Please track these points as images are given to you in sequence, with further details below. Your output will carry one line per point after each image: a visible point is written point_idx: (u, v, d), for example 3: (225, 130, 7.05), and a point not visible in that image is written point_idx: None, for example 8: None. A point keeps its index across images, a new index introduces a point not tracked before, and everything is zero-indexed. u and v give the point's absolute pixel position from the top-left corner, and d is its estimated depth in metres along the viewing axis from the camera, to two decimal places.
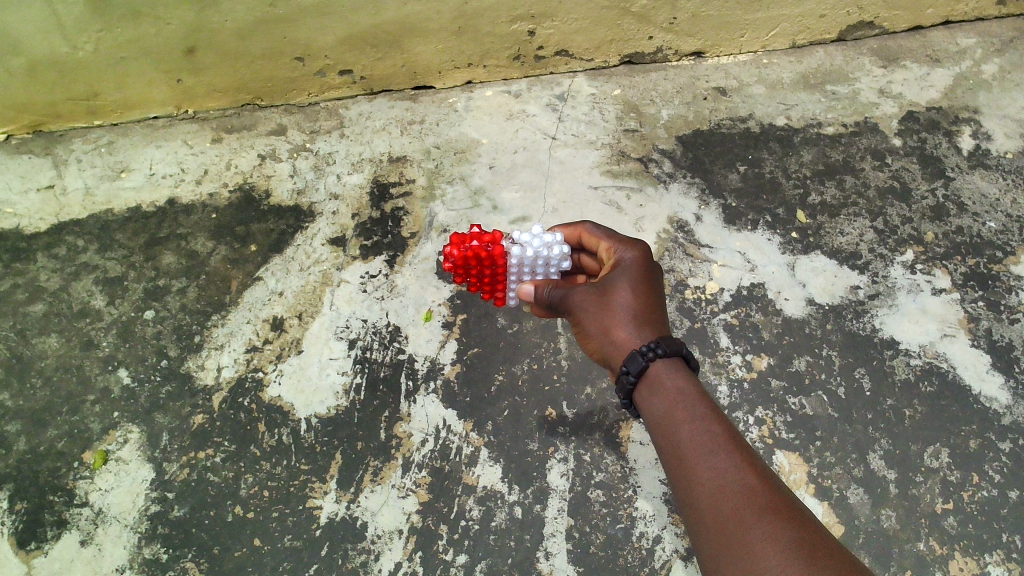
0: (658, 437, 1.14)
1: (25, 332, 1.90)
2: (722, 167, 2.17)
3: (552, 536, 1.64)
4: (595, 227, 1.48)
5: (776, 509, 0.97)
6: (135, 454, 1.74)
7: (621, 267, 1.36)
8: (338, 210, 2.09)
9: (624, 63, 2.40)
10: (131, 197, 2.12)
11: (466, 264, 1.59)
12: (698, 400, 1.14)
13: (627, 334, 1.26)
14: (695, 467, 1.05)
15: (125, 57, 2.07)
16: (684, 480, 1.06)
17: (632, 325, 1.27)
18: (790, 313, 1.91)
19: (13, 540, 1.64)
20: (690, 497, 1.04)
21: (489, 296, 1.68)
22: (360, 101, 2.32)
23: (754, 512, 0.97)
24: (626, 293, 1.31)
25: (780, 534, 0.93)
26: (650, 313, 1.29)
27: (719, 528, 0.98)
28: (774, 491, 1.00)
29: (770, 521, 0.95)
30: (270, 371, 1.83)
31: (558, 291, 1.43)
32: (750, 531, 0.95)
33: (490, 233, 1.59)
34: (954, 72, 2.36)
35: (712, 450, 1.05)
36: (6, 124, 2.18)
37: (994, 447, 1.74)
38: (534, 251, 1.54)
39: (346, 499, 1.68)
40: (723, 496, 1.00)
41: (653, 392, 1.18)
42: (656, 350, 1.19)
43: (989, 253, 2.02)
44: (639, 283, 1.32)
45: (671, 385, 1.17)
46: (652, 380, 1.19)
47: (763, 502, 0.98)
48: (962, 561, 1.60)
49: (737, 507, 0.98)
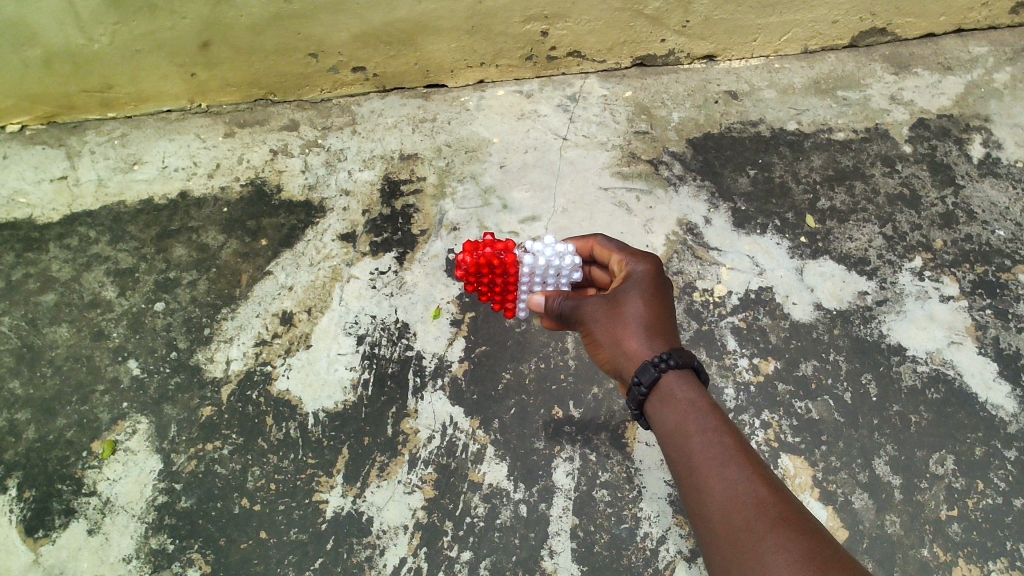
0: (669, 449, 1.16)
1: (36, 322, 1.91)
2: (732, 170, 2.17)
3: (556, 535, 1.65)
4: (607, 240, 1.50)
5: (788, 520, 0.98)
6: (143, 445, 1.75)
7: (632, 279, 1.37)
8: (348, 206, 2.10)
9: (636, 66, 2.40)
10: (143, 189, 2.13)
11: (477, 272, 1.58)
12: (709, 412, 1.15)
13: (638, 345, 1.28)
14: (706, 478, 1.06)
15: (140, 50, 2.08)
16: (695, 492, 1.07)
17: (643, 336, 1.28)
18: (798, 317, 1.91)
19: (22, 527, 1.65)
20: (701, 508, 1.05)
21: (500, 306, 1.71)
22: (372, 98, 2.33)
23: (766, 524, 0.97)
24: (637, 305, 1.32)
25: (791, 545, 0.94)
26: (661, 324, 1.31)
27: (731, 539, 0.99)
28: (784, 503, 1.01)
29: (781, 532, 0.95)
30: (279, 365, 1.85)
31: (569, 302, 1.43)
32: (761, 542, 0.96)
33: (502, 241, 1.60)
34: (966, 81, 2.37)
35: (722, 462, 1.07)
36: (20, 114, 2.20)
37: (1000, 455, 1.75)
38: (545, 260, 1.54)
39: (352, 494, 1.69)
40: (734, 508, 1.01)
41: (664, 403, 1.20)
42: (668, 361, 1.21)
43: (998, 261, 2.02)
44: (650, 295, 1.34)
45: (682, 397, 1.18)
46: (663, 391, 1.21)
47: (774, 512, 0.99)
48: (965, 568, 1.61)
49: (748, 518, 0.99)
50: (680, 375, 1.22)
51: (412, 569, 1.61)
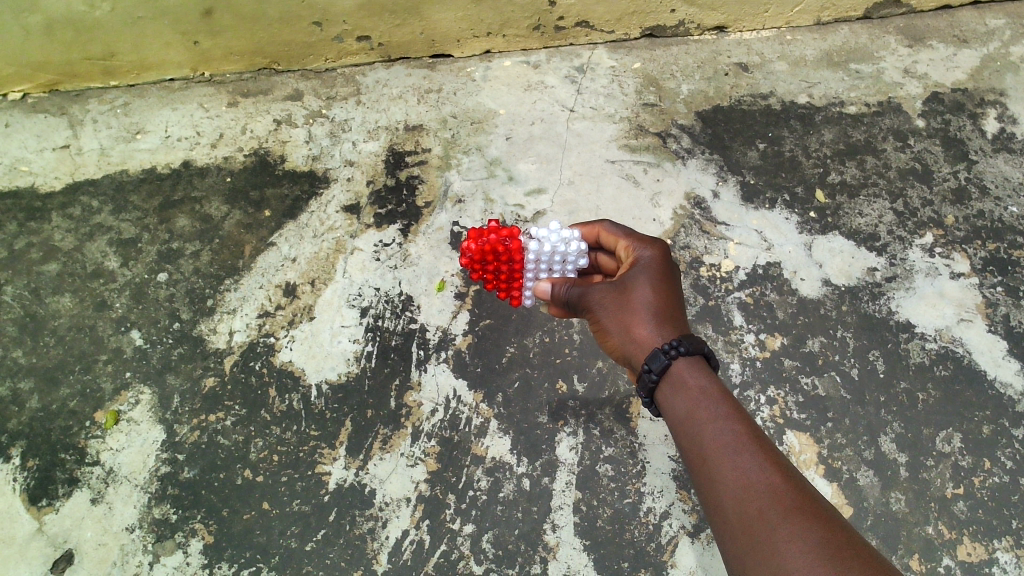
0: (680, 438, 1.14)
1: (39, 291, 1.90)
2: (742, 144, 2.14)
3: (559, 509, 1.64)
4: (613, 227, 1.48)
5: (802, 508, 0.96)
6: (146, 416, 1.74)
7: (639, 266, 1.35)
8: (352, 177, 2.08)
9: (645, 37, 2.37)
10: (146, 158, 2.12)
11: (483, 259, 1.57)
12: (722, 400, 1.13)
13: (647, 332, 1.26)
14: (718, 466, 1.05)
15: (143, 16, 2.05)
16: (708, 481, 1.05)
17: (653, 323, 1.26)
18: (805, 293, 1.89)
19: (25, 496, 1.65)
20: (713, 497, 1.04)
21: (506, 294, 1.67)
22: (377, 68, 2.30)
23: (779, 512, 0.96)
24: (645, 291, 1.31)
25: (805, 533, 0.92)
26: (671, 311, 1.29)
27: (745, 528, 0.97)
28: (798, 490, 0.99)
29: (793, 519, 0.94)
30: (282, 337, 1.84)
31: (576, 289, 1.42)
32: (773, 530, 0.94)
33: (507, 227, 1.55)
34: (981, 54, 2.33)
35: (735, 449, 1.05)
36: (22, 82, 2.17)
37: (1007, 433, 1.73)
38: (551, 245, 1.52)
39: (355, 466, 1.68)
40: (748, 497, 0.99)
41: (675, 390, 1.18)
42: (678, 348, 1.20)
43: (1010, 238, 1.99)
44: (659, 282, 1.32)
45: (693, 384, 1.17)
46: (674, 379, 1.19)
47: (787, 500, 0.97)
48: (971, 546, 1.60)
49: (761, 507, 0.97)
50: (691, 362, 1.20)
51: (414, 541, 1.61)
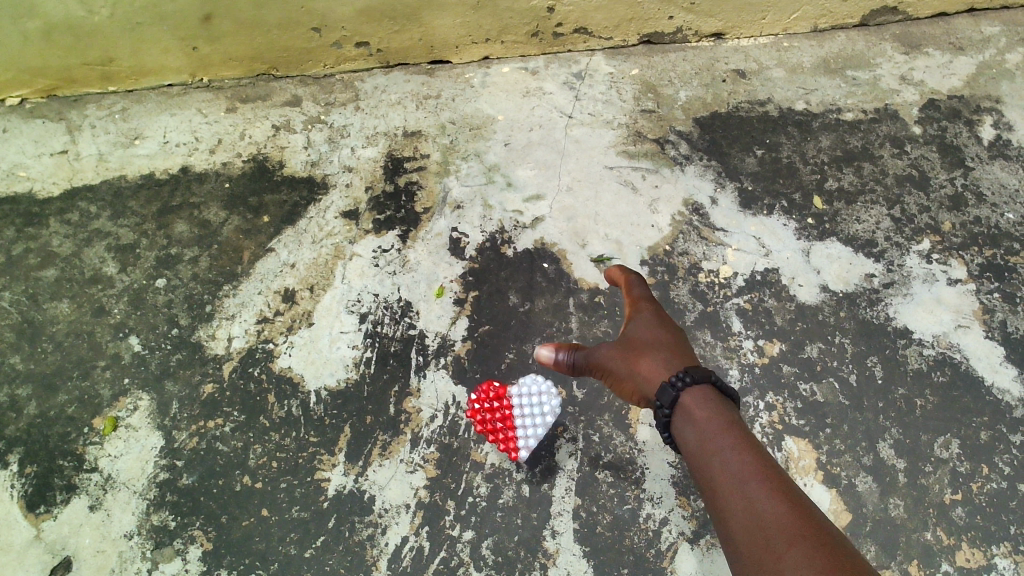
0: (694, 471, 1.12)
1: (37, 297, 1.90)
2: (740, 150, 2.15)
3: (559, 516, 1.64)
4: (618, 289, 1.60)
5: (809, 536, 0.90)
6: (145, 422, 1.74)
7: (643, 319, 1.44)
8: (351, 183, 2.08)
9: (643, 43, 2.38)
10: (144, 164, 2.12)
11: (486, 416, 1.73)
12: (732, 433, 1.12)
13: (654, 370, 1.29)
14: (725, 494, 1.02)
15: (142, 22, 2.04)
16: (717, 510, 1.03)
17: (661, 362, 1.30)
18: (803, 300, 1.90)
19: (23, 503, 1.65)
20: (723, 526, 1.00)
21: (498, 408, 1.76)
22: (376, 74, 2.31)
23: (783, 539, 0.91)
24: (650, 338, 1.37)
25: (808, 560, 0.86)
26: (678, 353, 1.33)
27: (749, 555, 0.93)
28: (806, 519, 0.94)
29: (796, 543, 0.89)
30: (281, 343, 1.84)
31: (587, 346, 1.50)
32: (775, 554, 0.89)
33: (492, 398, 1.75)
34: (977, 61, 2.34)
35: (740, 477, 1.03)
36: (20, 88, 2.17)
37: (1005, 439, 1.74)
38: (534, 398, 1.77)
39: (354, 472, 1.68)
40: (751, 522, 0.95)
41: (687, 423, 1.18)
42: (685, 378, 1.22)
43: (1006, 244, 2.00)
44: (664, 331, 1.39)
45: (702, 416, 1.17)
46: (685, 412, 1.20)
47: (792, 527, 0.92)
48: (969, 552, 1.60)
49: (765, 533, 0.93)
50: (700, 396, 1.21)
51: (414, 548, 1.61)
